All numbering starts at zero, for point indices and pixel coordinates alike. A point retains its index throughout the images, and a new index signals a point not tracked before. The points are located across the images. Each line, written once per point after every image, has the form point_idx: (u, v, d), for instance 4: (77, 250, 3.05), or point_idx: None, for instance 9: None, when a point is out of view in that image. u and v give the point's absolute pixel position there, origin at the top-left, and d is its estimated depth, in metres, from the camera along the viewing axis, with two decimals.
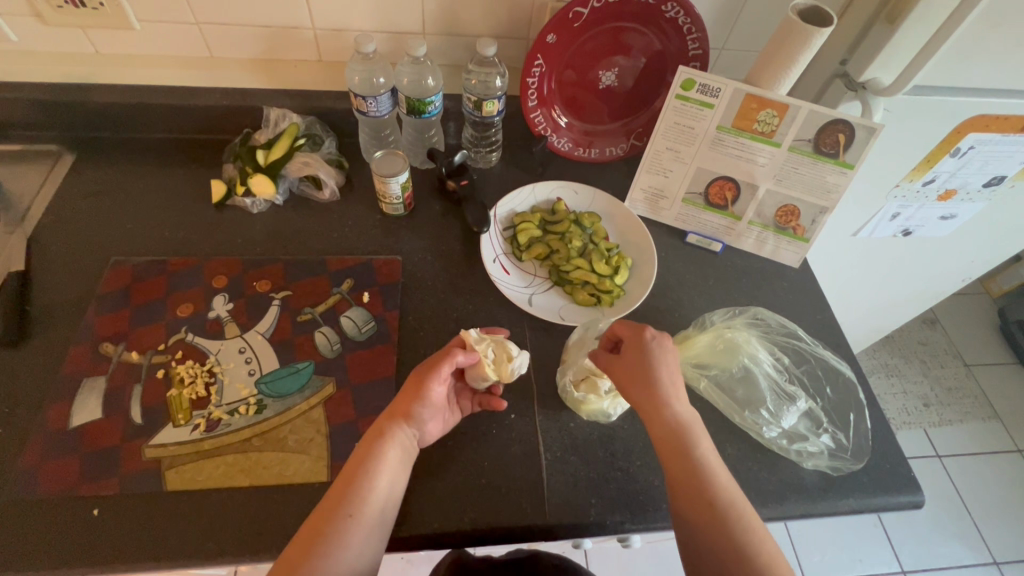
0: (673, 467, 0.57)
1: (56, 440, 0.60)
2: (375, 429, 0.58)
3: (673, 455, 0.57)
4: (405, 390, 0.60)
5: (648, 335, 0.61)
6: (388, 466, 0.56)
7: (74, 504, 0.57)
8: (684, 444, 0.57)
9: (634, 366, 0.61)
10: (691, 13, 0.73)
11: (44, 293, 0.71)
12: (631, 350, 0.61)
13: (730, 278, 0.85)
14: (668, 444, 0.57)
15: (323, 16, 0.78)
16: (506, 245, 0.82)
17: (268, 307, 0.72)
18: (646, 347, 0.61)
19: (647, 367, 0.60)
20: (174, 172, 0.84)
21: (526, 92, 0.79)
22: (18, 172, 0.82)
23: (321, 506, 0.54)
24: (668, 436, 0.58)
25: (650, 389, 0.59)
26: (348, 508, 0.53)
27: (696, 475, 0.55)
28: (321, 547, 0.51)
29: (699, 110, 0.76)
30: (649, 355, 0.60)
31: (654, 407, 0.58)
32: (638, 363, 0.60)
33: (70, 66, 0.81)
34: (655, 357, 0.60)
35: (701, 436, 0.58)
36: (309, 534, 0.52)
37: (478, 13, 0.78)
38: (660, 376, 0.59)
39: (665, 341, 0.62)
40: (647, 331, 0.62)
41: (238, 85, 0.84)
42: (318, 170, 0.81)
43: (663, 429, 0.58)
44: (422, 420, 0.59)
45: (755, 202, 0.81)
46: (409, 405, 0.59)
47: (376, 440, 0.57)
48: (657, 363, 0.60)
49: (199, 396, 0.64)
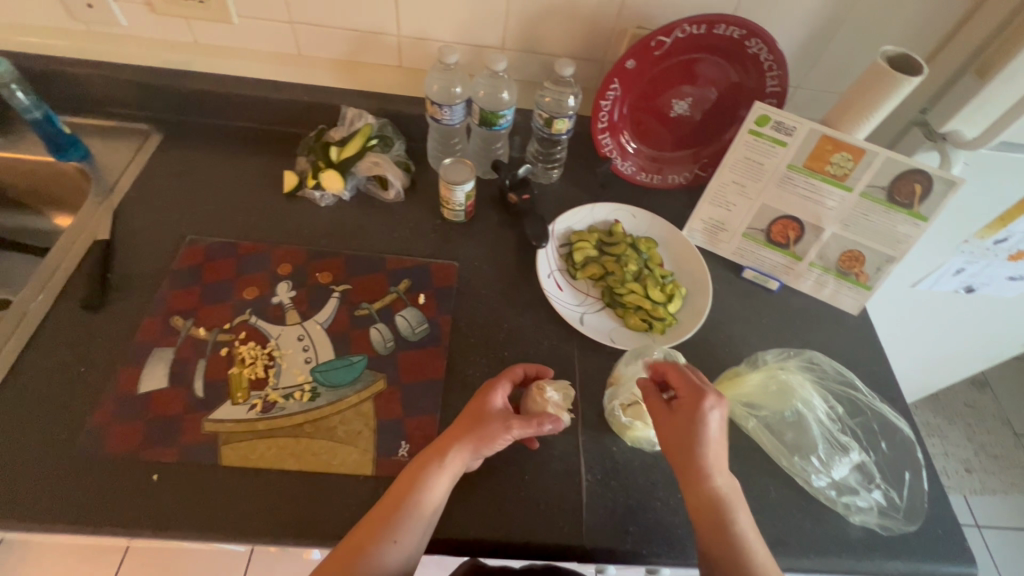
0: (708, 542, 0.55)
1: (124, 404, 0.63)
2: (433, 449, 0.59)
3: (706, 530, 0.56)
4: (470, 419, 0.60)
5: (707, 406, 0.58)
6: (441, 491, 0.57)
7: (134, 467, 0.60)
8: (722, 520, 0.55)
9: (682, 430, 0.58)
10: (775, 51, 0.72)
11: (124, 263, 0.75)
12: (685, 412, 0.59)
13: (784, 318, 0.83)
14: (702, 521, 0.56)
15: (410, 24, 0.80)
16: (561, 262, 0.83)
17: (329, 299, 0.75)
18: (700, 414, 0.58)
19: (696, 434, 0.58)
20: (250, 160, 0.88)
21: (598, 114, 0.80)
22: (109, 147, 0.87)
23: (367, 517, 0.55)
24: (705, 512, 0.56)
25: (695, 459, 0.57)
26: (397, 524, 0.54)
27: (733, 554, 0.54)
28: (364, 558, 0.53)
29: (770, 147, 0.76)
30: (701, 423, 0.58)
31: (696, 478, 0.57)
32: (688, 427, 0.58)
33: (167, 52, 0.85)
34: (706, 426, 0.58)
35: (739, 509, 0.56)
36: (351, 545, 0.54)
37: (559, 32, 0.80)
38: (704, 448, 0.57)
39: (720, 411, 0.59)
40: (705, 400, 0.59)
41: (319, 84, 0.87)
42: (387, 171, 0.84)
43: (704, 502, 0.56)
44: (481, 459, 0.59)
45: (819, 243, 0.80)
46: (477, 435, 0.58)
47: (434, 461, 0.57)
48: (707, 432, 0.58)
49: (257, 377, 0.67)
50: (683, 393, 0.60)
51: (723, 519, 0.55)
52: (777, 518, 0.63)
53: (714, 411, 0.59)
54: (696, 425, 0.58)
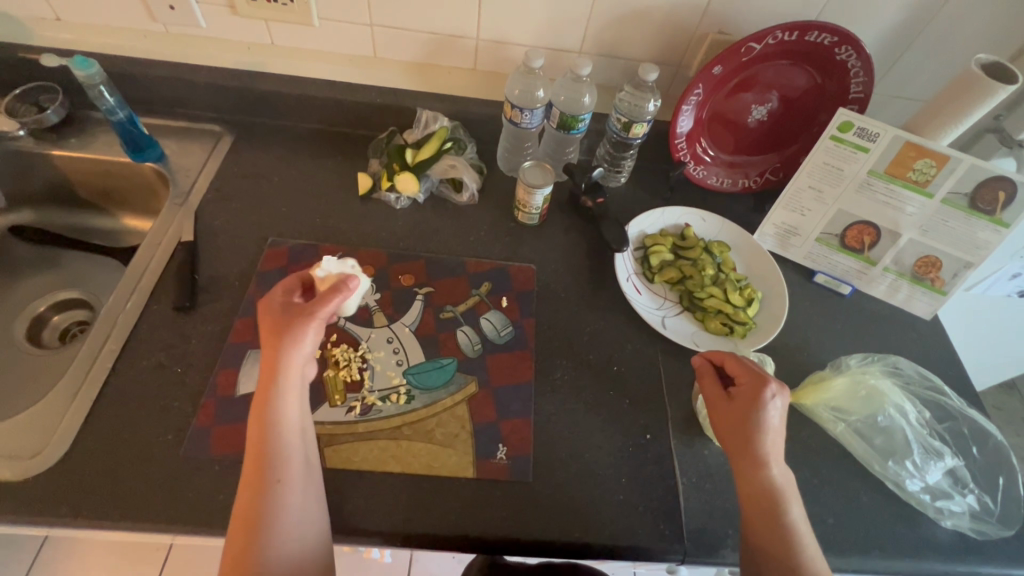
0: (760, 533, 0.55)
1: (225, 405, 0.63)
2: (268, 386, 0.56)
3: (756, 518, 0.56)
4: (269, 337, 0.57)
5: (769, 396, 0.57)
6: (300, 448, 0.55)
7: (241, 469, 0.60)
8: (777, 512, 0.55)
9: (740, 417, 0.58)
10: (864, 58, 0.72)
11: (210, 264, 0.75)
12: (744, 399, 0.59)
13: (858, 323, 0.84)
14: (753, 508, 0.56)
15: (490, 28, 0.80)
16: (636, 266, 0.83)
17: (413, 301, 0.75)
18: (761, 404, 0.57)
19: (756, 425, 0.57)
20: (324, 162, 0.88)
21: (678, 119, 0.79)
22: (183, 148, 0.87)
23: (253, 477, 0.53)
24: (759, 503, 0.56)
25: (752, 447, 0.57)
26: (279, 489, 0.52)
27: (785, 548, 0.54)
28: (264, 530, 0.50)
29: (852, 153, 0.76)
30: (761, 415, 0.57)
31: (751, 467, 0.57)
32: (747, 416, 0.58)
33: (244, 54, 0.85)
34: (766, 415, 0.57)
35: (794, 502, 0.56)
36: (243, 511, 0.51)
37: (639, 37, 0.80)
38: (762, 438, 0.57)
39: (783, 400, 0.58)
40: (768, 389, 0.58)
41: (393, 86, 0.87)
42: (462, 174, 0.84)
43: (757, 491, 0.56)
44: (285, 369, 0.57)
45: (895, 249, 0.81)
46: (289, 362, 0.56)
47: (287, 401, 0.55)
48: (767, 421, 0.57)
49: (353, 379, 0.67)
50: (741, 380, 0.60)
51: (778, 511, 0.55)
52: (871, 523, 0.64)
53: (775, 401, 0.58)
54: (756, 414, 0.57)
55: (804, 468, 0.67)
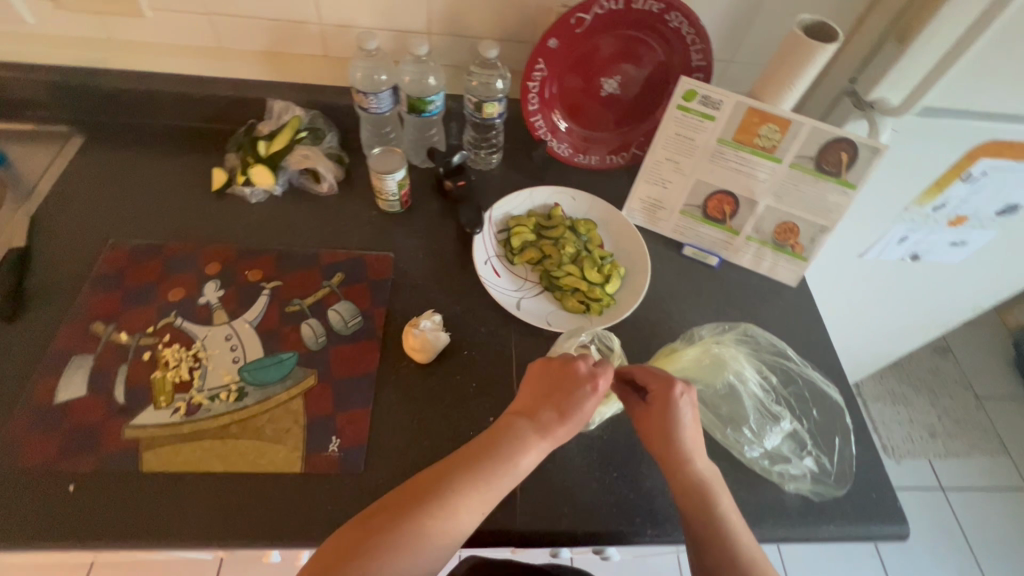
0: (698, 528, 0.55)
1: (40, 414, 0.61)
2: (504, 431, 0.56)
3: (694, 514, 0.56)
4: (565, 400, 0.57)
5: (678, 394, 0.59)
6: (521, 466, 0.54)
7: (51, 479, 0.58)
8: (707, 502, 0.56)
9: (659, 420, 0.59)
10: (695, 23, 0.71)
11: (42, 269, 0.72)
12: (659, 401, 0.59)
13: (726, 293, 0.83)
14: (688, 505, 0.56)
15: (331, 12, 0.78)
16: (499, 248, 0.82)
17: (259, 296, 0.73)
18: (674, 403, 0.58)
19: (674, 424, 0.58)
20: (179, 158, 0.86)
21: (527, 96, 0.78)
22: (28, 151, 0.84)
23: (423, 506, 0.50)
24: (690, 496, 0.56)
25: (674, 446, 0.58)
26: (482, 486, 0.52)
27: (719, 537, 0.54)
28: (425, 521, 0.49)
29: (700, 122, 0.76)
30: (677, 415, 0.58)
31: (677, 464, 0.57)
32: (664, 416, 0.59)
33: (83, 50, 0.82)
34: (681, 413, 0.58)
35: (721, 492, 0.57)
36: (391, 513, 0.50)
37: (483, 13, 0.78)
38: (683, 432, 0.58)
39: (692, 397, 0.60)
40: (677, 388, 0.59)
41: (245, 76, 0.85)
42: (317, 164, 0.82)
43: (688, 487, 0.57)
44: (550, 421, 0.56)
45: (754, 217, 0.80)
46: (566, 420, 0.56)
47: (526, 451, 0.54)
48: (681, 418, 0.58)
49: (182, 379, 0.65)
50: (652, 384, 0.60)
51: (709, 500, 0.56)
52: None
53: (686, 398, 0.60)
54: (670, 414, 0.58)
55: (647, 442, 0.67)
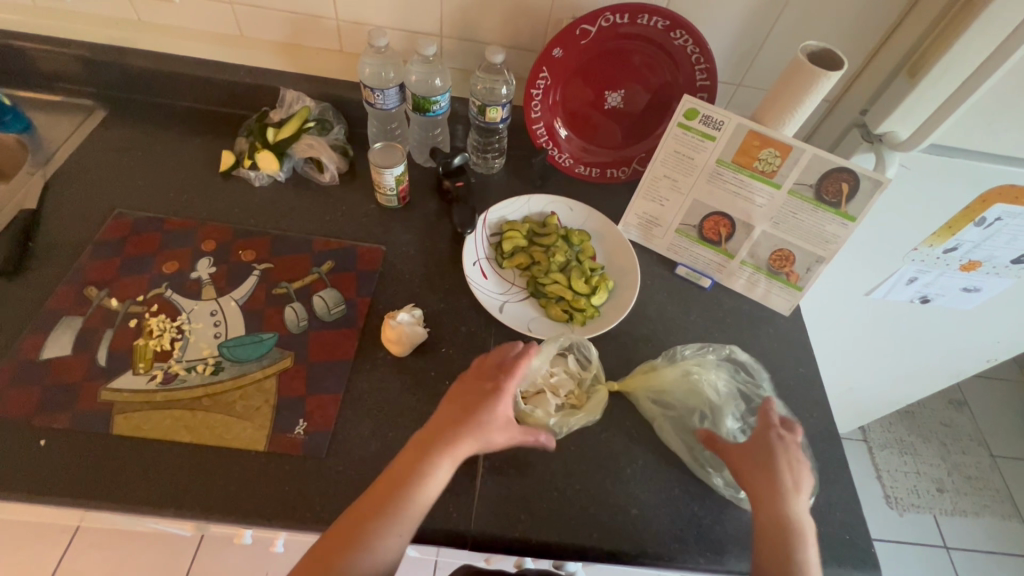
0: (773, 566, 0.52)
1: (24, 369, 0.63)
2: (434, 434, 0.56)
3: (769, 547, 0.54)
4: (472, 402, 0.58)
5: (780, 430, 0.61)
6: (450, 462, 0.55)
7: (24, 432, 0.59)
8: (790, 542, 0.54)
9: (755, 449, 0.59)
10: (700, 42, 0.71)
11: (48, 232, 0.75)
12: (759, 432, 0.61)
13: (716, 316, 0.82)
14: (766, 537, 0.54)
15: (347, 9, 0.80)
16: (490, 250, 0.82)
17: (248, 276, 0.75)
18: (775, 437, 0.60)
19: (772, 457, 0.59)
20: (192, 139, 0.89)
21: (529, 103, 0.78)
22: (53, 120, 0.88)
23: (367, 504, 0.52)
24: (770, 531, 0.54)
25: (767, 478, 0.57)
26: (418, 482, 0.53)
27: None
28: (404, 495, 0.52)
29: (700, 141, 0.75)
30: (775, 446, 0.59)
31: (767, 496, 0.56)
32: (761, 446, 0.59)
33: (113, 29, 0.86)
34: (782, 449, 0.59)
35: (807, 539, 0.54)
36: (378, 490, 0.53)
37: (494, 20, 0.80)
38: (780, 466, 0.58)
39: (794, 438, 0.61)
40: (780, 425, 0.61)
41: (262, 66, 0.88)
42: (321, 154, 0.84)
43: (768, 521, 0.55)
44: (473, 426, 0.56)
45: (750, 242, 0.79)
46: (478, 410, 0.57)
47: (444, 460, 0.54)
48: (781, 454, 0.59)
49: (162, 349, 0.66)
50: (753, 417, 0.63)
51: (789, 537, 0.54)
52: (677, 516, 0.62)
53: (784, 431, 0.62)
54: (771, 447, 0.59)
55: (614, 457, 0.66)
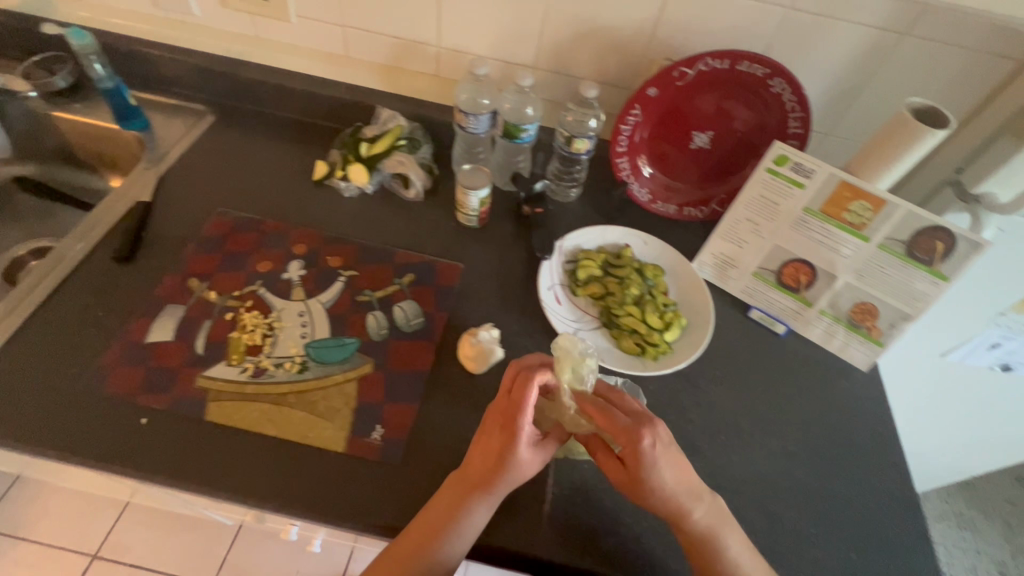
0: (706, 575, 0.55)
1: (132, 350, 0.67)
2: (461, 484, 0.57)
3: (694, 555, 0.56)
4: (492, 455, 0.56)
5: (643, 451, 0.54)
6: (476, 514, 0.56)
7: (128, 409, 0.63)
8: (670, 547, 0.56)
9: (627, 469, 0.56)
10: (798, 91, 0.71)
11: (158, 224, 0.81)
12: (628, 456, 0.55)
13: (789, 364, 0.80)
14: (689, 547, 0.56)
15: (450, 37, 0.85)
16: (564, 277, 0.83)
17: (335, 281, 0.78)
18: (637, 460, 0.54)
19: (643, 480, 0.55)
20: (290, 147, 0.94)
21: (617, 137, 0.81)
22: (168, 121, 0.96)
23: (400, 550, 0.55)
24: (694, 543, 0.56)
25: (648, 494, 0.55)
26: (446, 533, 0.55)
27: None
28: (435, 544, 0.55)
29: (787, 187, 0.75)
30: (644, 471, 0.54)
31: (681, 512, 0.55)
32: (632, 471, 0.55)
33: (231, 42, 0.93)
34: (652, 469, 0.54)
35: (727, 533, 0.56)
36: (413, 533, 0.56)
37: (589, 57, 0.82)
38: (665, 477, 0.54)
39: (660, 447, 0.55)
40: (643, 443, 0.54)
41: (361, 84, 0.93)
42: (409, 171, 0.88)
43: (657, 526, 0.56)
44: (496, 481, 0.56)
45: (831, 292, 0.78)
46: (500, 462, 0.56)
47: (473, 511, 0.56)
48: (658, 476, 0.54)
49: (254, 343, 0.70)
50: (618, 436, 0.56)
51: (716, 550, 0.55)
52: None
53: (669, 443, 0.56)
54: (647, 472, 0.54)
55: None
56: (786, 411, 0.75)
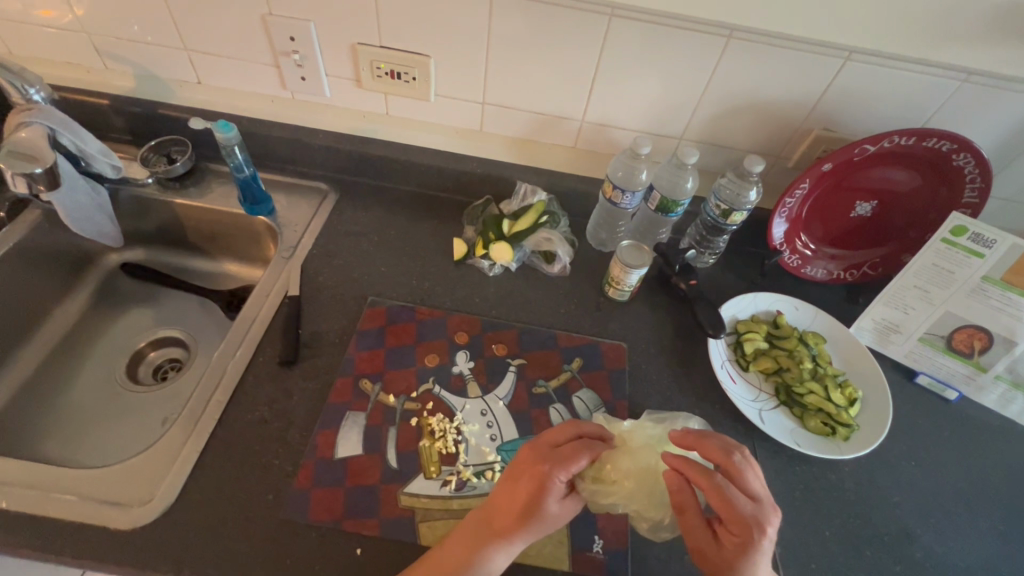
0: None
1: (325, 468, 0.64)
2: (487, 532, 0.55)
3: None
4: (530, 503, 0.54)
5: (757, 541, 0.50)
6: (498, 562, 0.54)
7: (339, 538, 0.59)
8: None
9: (726, 557, 0.52)
10: (984, 167, 0.72)
11: (312, 319, 0.77)
12: (731, 543, 0.52)
13: (967, 432, 0.79)
14: None
15: (597, 113, 0.84)
16: (728, 351, 0.81)
17: (506, 372, 0.75)
18: (749, 551, 0.51)
19: (740, 569, 0.51)
20: (421, 224, 0.92)
21: (780, 209, 0.80)
22: (292, 202, 0.93)
23: None
24: None
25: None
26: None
27: None
28: None
29: (965, 258, 0.75)
30: (745, 560, 0.51)
31: None
32: (732, 557, 0.52)
33: (359, 120, 0.91)
34: (752, 560, 0.51)
35: None
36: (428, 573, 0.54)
37: (742, 129, 0.82)
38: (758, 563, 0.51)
39: (770, 535, 0.51)
40: (755, 534, 0.50)
41: (494, 158, 0.91)
42: (556, 247, 0.86)
43: None
44: (526, 530, 0.54)
45: (1010, 357, 0.76)
46: (530, 508, 0.54)
47: (490, 555, 0.54)
48: (755, 564, 0.51)
49: (447, 451, 0.66)
50: (730, 519, 0.52)
51: None
52: None
53: (758, 501, 0.53)
54: (744, 560, 0.51)
55: None
56: (979, 487, 0.74)
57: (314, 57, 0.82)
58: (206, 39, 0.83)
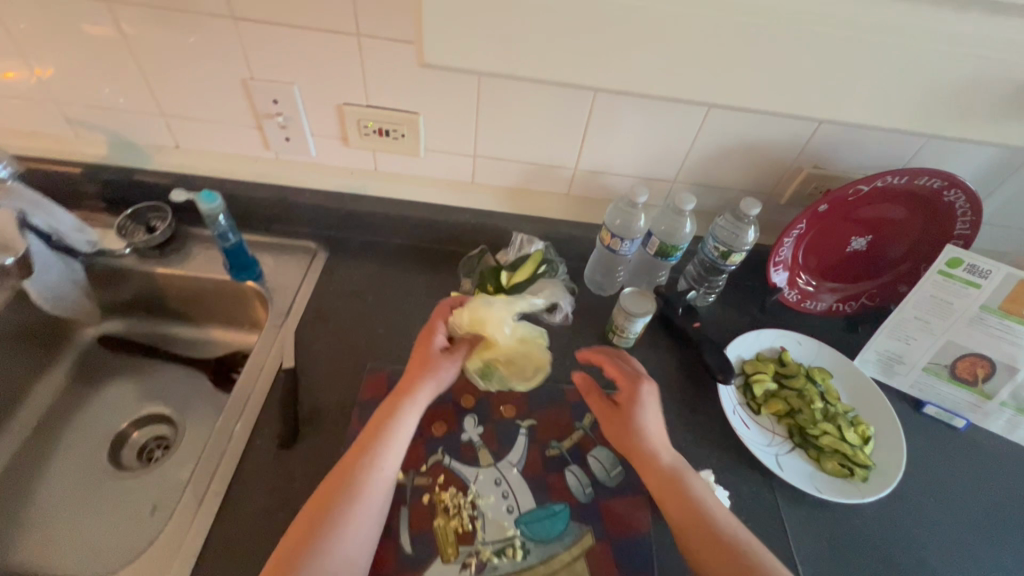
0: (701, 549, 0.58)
1: None
2: (382, 420, 0.63)
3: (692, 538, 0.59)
4: (409, 381, 0.66)
5: (642, 394, 0.68)
6: (393, 451, 0.61)
7: None
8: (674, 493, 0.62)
9: (624, 419, 0.68)
10: (975, 202, 0.73)
11: (310, 393, 0.74)
12: (627, 398, 0.68)
13: (979, 461, 0.79)
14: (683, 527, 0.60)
15: (589, 161, 0.84)
16: (738, 395, 0.80)
17: (517, 435, 0.73)
18: (637, 402, 0.67)
19: (635, 428, 0.66)
20: (417, 279, 0.90)
21: (779, 249, 0.80)
22: (281, 264, 0.90)
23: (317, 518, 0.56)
24: (664, 487, 0.63)
25: (639, 446, 0.66)
26: (375, 472, 0.59)
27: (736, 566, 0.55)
28: (359, 480, 0.58)
29: (962, 288, 0.75)
30: (638, 413, 0.67)
31: (665, 478, 0.63)
32: (626, 416, 0.68)
33: (347, 177, 0.89)
34: (643, 420, 0.67)
35: (701, 483, 0.63)
36: (334, 480, 0.58)
37: (734, 171, 0.83)
38: (651, 417, 0.67)
39: (654, 395, 0.69)
40: (641, 386, 0.68)
41: (487, 208, 0.90)
42: (557, 297, 0.84)
43: (659, 484, 0.63)
44: (422, 397, 0.65)
45: (1013, 383, 0.77)
46: (410, 390, 0.65)
47: (384, 454, 0.60)
48: (644, 423, 0.66)
49: (464, 529, 0.63)
50: (621, 381, 0.70)
51: (685, 495, 0.61)
52: None
53: (644, 373, 0.71)
54: (636, 408, 0.67)
55: None
56: (997, 519, 0.74)
57: (299, 118, 0.81)
58: (184, 104, 0.81)
